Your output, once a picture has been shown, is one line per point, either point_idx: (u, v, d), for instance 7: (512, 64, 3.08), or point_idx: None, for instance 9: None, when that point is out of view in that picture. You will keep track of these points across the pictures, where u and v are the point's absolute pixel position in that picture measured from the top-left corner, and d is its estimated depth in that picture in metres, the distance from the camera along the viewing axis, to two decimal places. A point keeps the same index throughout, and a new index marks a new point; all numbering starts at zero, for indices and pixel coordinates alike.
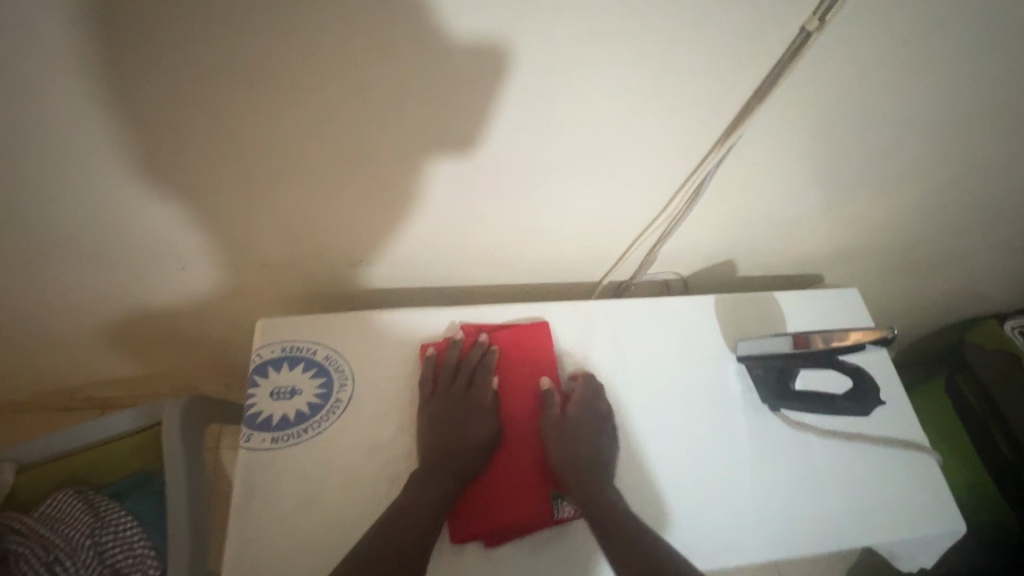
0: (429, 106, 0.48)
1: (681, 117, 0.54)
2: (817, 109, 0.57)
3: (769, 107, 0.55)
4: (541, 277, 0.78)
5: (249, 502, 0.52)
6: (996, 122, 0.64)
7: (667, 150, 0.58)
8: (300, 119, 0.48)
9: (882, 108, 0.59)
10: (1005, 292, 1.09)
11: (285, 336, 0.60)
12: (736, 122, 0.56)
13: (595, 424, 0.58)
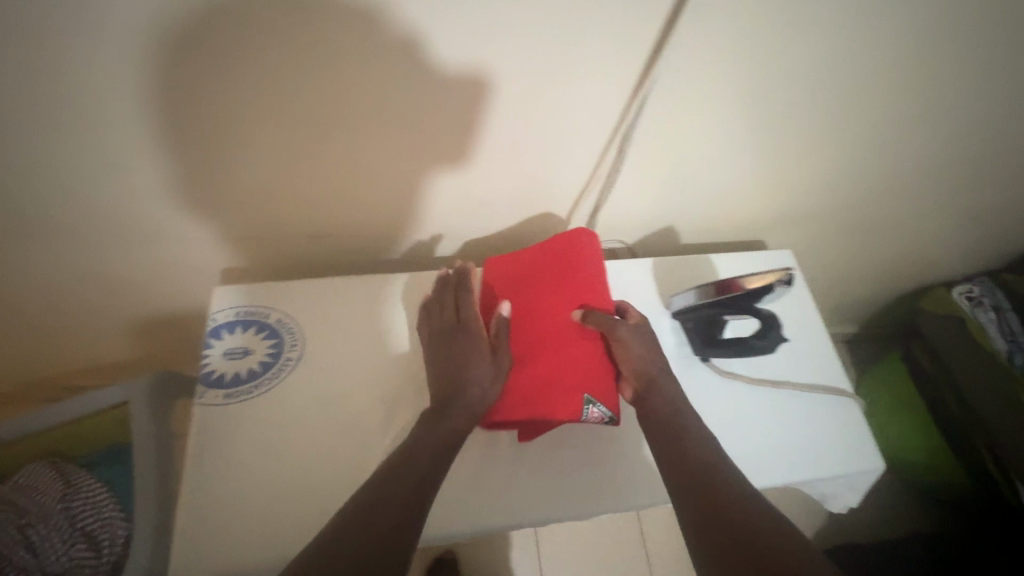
0: (334, 65, 0.49)
1: (598, 86, 0.57)
2: (731, 79, 0.60)
3: (683, 77, 0.58)
4: (491, 246, 0.82)
5: (202, 453, 0.56)
6: (908, 87, 0.67)
7: (587, 121, 0.61)
8: (213, 87, 0.50)
9: (797, 78, 0.62)
10: (953, 259, 1.13)
11: (239, 302, 0.64)
12: (638, 87, 0.58)
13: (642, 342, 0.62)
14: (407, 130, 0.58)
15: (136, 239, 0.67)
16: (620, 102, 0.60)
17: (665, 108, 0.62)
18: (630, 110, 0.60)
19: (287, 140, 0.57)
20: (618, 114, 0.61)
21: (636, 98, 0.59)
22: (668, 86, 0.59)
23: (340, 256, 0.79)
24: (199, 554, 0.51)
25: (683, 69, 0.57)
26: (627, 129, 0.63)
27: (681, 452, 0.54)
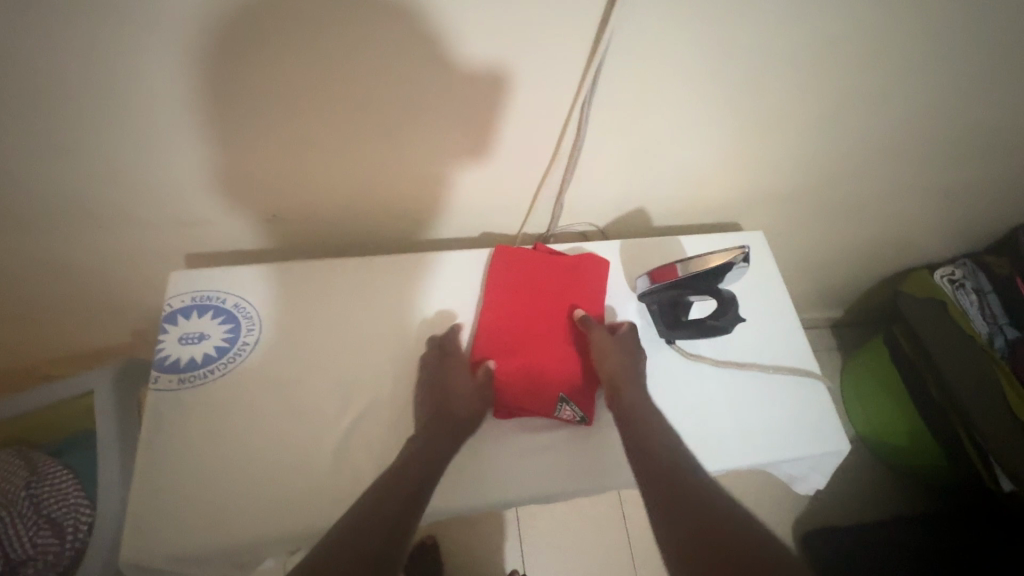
0: (278, 32, 0.50)
1: (549, 57, 0.57)
2: (685, 48, 0.60)
3: (635, 46, 0.58)
4: (459, 228, 0.83)
5: (155, 436, 0.55)
6: (866, 57, 0.67)
7: (543, 93, 0.61)
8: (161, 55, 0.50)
9: (752, 48, 0.62)
10: (931, 240, 1.13)
11: (196, 287, 0.63)
12: (591, 55, 0.57)
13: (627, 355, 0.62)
14: (361, 95, 0.58)
15: (100, 220, 0.68)
16: (574, 74, 0.60)
17: (619, 76, 0.62)
18: (585, 83, 0.60)
19: (241, 110, 0.58)
20: (575, 84, 0.61)
21: (591, 69, 0.59)
22: (620, 52, 0.58)
23: (307, 238, 0.80)
24: (149, 535, 0.51)
25: (635, 36, 0.57)
26: (586, 101, 0.63)
27: (651, 452, 0.53)
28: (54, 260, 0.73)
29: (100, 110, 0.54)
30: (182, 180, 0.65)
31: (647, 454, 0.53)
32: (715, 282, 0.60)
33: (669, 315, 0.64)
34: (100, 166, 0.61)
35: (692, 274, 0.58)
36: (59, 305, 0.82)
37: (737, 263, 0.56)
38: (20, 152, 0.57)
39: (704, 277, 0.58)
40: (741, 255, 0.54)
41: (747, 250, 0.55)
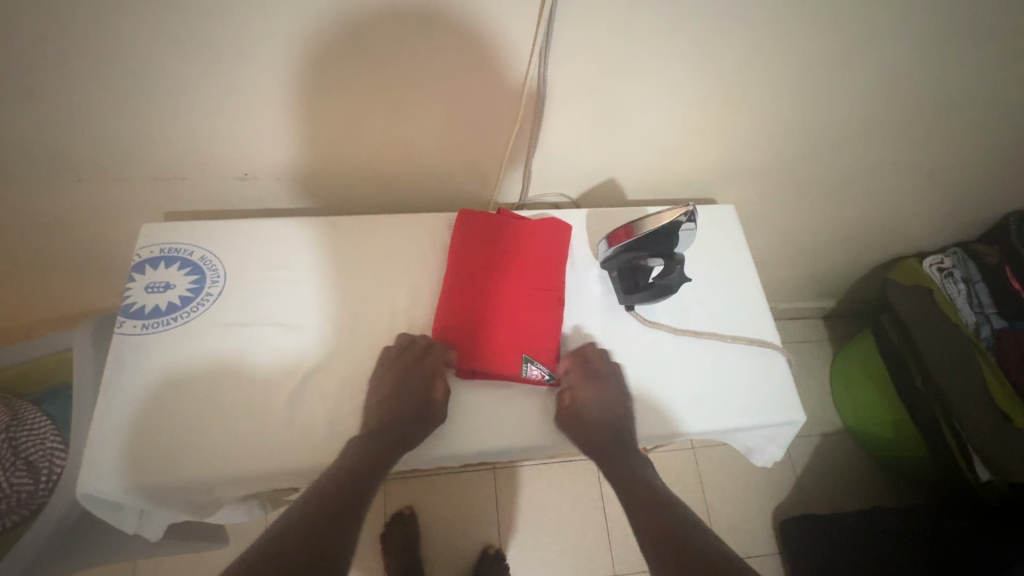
0: None
1: (505, 17, 0.57)
2: (647, 15, 0.60)
3: (595, 13, 0.58)
4: (432, 195, 0.84)
5: (117, 377, 0.58)
6: (837, 30, 0.66)
7: (499, 47, 0.61)
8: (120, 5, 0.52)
9: (718, 18, 0.62)
10: (920, 226, 1.12)
11: (165, 239, 0.66)
12: (542, 6, 0.57)
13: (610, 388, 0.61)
14: (312, 45, 0.59)
15: (74, 168, 0.70)
16: (527, 23, 0.59)
17: (576, 36, 0.61)
18: (538, 35, 0.60)
19: (207, 65, 0.59)
20: (530, 36, 0.60)
21: (543, 18, 0.58)
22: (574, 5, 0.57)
23: (282, 202, 0.81)
24: (104, 470, 0.53)
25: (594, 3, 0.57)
26: (541, 56, 0.62)
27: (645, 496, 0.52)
28: (35, 212, 0.76)
29: (59, 56, 0.56)
30: (154, 133, 0.67)
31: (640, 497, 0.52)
32: (665, 243, 0.62)
33: (628, 278, 0.65)
34: (71, 114, 0.63)
35: (646, 234, 0.60)
36: (39, 257, 0.85)
37: (685, 222, 0.58)
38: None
39: (654, 235, 0.60)
40: (689, 210, 0.56)
41: (695, 207, 0.57)
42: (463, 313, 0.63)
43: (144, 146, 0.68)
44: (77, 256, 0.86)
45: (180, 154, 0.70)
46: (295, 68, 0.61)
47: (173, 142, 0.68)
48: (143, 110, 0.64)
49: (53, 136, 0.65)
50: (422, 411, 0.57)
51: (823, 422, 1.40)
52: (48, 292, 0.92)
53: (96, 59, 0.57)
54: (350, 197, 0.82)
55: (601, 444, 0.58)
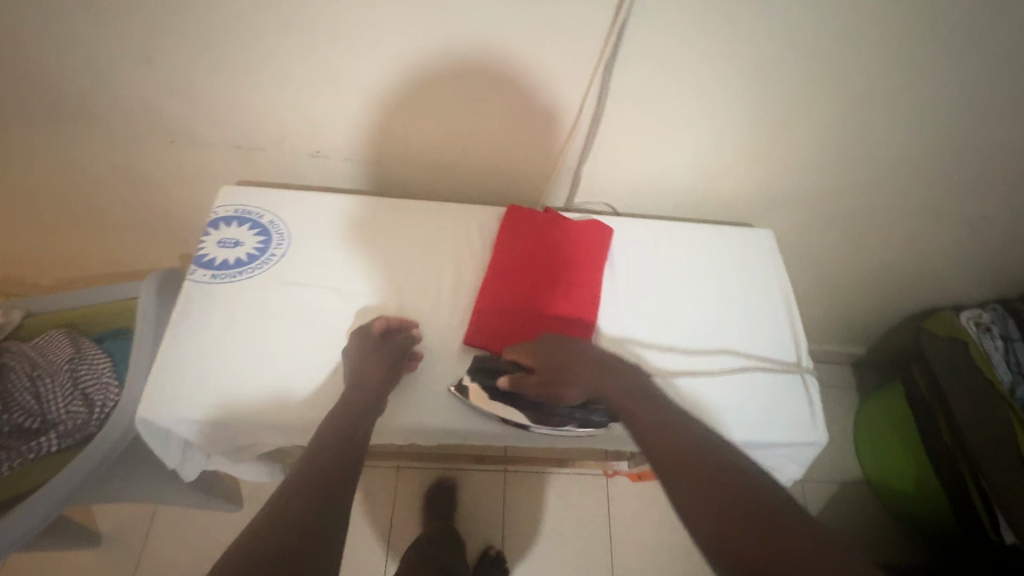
0: None
1: (573, 27, 0.62)
2: (706, 38, 0.64)
3: (657, 31, 0.63)
4: (482, 193, 0.88)
5: (184, 318, 0.63)
6: (890, 70, 0.69)
7: (565, 55, 0.66)
8: None
9: (772, 47, 0.65)
10: (961, 278, 1.11)
11: (240, 202, 0.71)
12: (614, 18, 0.61)
13: (566, 353, 0.59)
14: (401, 40, 0.64)
15: (167, 130, 0.77)
16: (598, 35, 0.63)
17: (642, 51, 0.65)
18: (606, 47, 0.64)
19: (299, 45, 0.65)
20: (599, 45, 0.64)
21: (612, 32, 0.63)
22: (645, 21, 0.62)
23: (343, 183, 0.86)
24: (164, 400, 0.58)
25: (659, 19, 0.61)
26: (606, 67, 0.66)
27: (676, 446, 0.44)
28: (125, 167, 0.83)
29: (175, 24, 0.63)
30: (240, 103, 0.73)
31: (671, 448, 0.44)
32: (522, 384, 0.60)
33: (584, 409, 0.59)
34: (174, 80, 0.70)
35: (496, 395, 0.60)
36: (121, 211, 0.93)
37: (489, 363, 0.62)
38: (109, 56, 0.67)
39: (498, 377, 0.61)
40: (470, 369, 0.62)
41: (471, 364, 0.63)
42: (509, 301, 0.67)
43: (231, 116, 0.75)
44: (153, 213, 0.93)
45: (260, 127, 0.76)
46: (373, 52, 0.66)
47: (258, 116, 0.75)
48: (235, 81, 0.70)
49: (157, 98, 0.72)
50: (384, 378, 0.59)
51: (842, 470, 1.37)
52: (122, 242, 1.00)
53: (204, 29, 0.63)
54: (408, 187, 0.87)
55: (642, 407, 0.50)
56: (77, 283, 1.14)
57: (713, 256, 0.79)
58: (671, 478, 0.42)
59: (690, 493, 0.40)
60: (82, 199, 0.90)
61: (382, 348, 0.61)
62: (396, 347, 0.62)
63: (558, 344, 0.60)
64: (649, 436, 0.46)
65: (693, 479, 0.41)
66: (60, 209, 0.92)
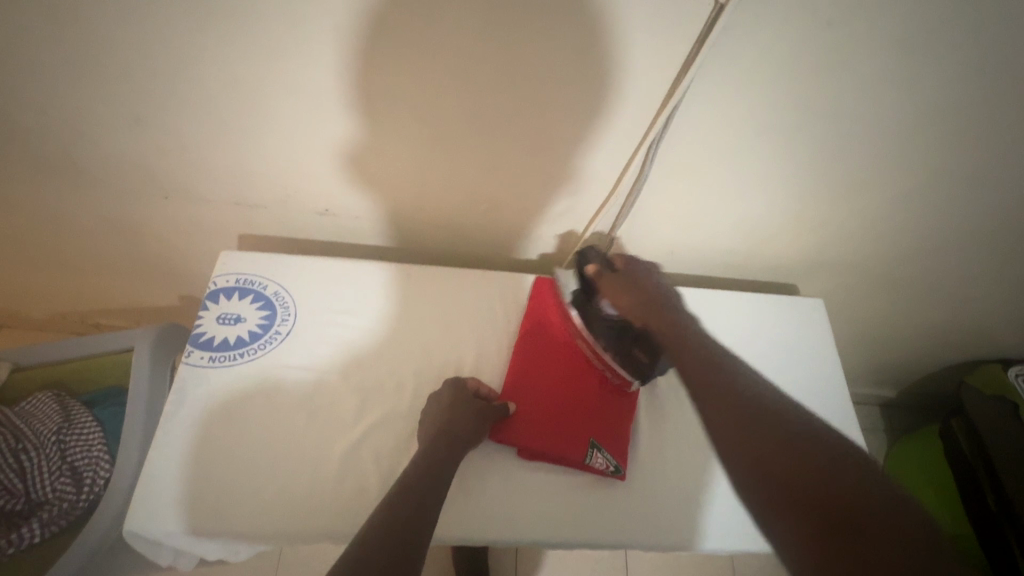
0: (348, 40, 0.52)
1: (607, 96, 0.56)
2: (755, 108, 0.58)
3: (701, 101, 0.57)
4: (503, 251, 0.82)
5: (178, 409, 0.58)
6: (955, 144, 0.62)
7: (602, 122, 0.60)
8: (237, 48, 0.53)
9: (827, 118, 0.59)
10: (1009, 335, 1.04)
11: (241, 269, 0.66)
12: (669, 95, 0.56)
13: (644, 271, 0.54)
14: (431, 111, 0.59)
15: (164, 186, 0.72)
16: (636, 103, 0.57)
17: (689, 122, 0.59)
18: (655, 127, 0.58)
19: (307, 109, 0.60)
20: (646, 122, 0.59)
21: (666, 110, 0.57)
22: (698, 95, 0.56)
23: (355, 239, 0.80)
24: (155, 509, 0.52)
25: (706, 90, 0.56)
26: (655, 138, 0.60)
27: (731, 393, 0.38)
28: (120, 218, 0.79)
29: (173, 88, 0.58)
30: (243, 162, 0.67)
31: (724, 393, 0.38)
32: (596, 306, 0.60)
33: (632, 343, 0.60)
34: (171, 139, 0.65)
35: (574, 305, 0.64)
36: (115, 257, 0.88)
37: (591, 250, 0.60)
38: (111, 116, 0.62)
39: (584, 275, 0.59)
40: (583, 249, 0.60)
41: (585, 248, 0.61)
42: (540, 391, 0.62)
43: (233, 175, 0.69)
44: (150, 260, 0.88)
45: (265, 185, 0.71)
46: (390, 118, 0.60)
47: (267, 177, 0.69)
48: (239, 142, 0.65)
49: (160, 156, 0.67)
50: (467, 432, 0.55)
51: None
52: (117, 285, 0.96)
53: (204, 92, 0.58)
54: (425, 244, 0.81)
55: (690, 343, 0.44)
56: (75, 323, 1.09)
57: (754, 328, 0.75)
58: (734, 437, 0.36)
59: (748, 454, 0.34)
60: (76, 245, 0.85)
61: (484, 407, 0.58)
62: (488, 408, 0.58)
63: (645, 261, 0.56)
64: (695, 375, 0.41)
65: (741, 426, 0.36)
66: (52, 253, 0.87)
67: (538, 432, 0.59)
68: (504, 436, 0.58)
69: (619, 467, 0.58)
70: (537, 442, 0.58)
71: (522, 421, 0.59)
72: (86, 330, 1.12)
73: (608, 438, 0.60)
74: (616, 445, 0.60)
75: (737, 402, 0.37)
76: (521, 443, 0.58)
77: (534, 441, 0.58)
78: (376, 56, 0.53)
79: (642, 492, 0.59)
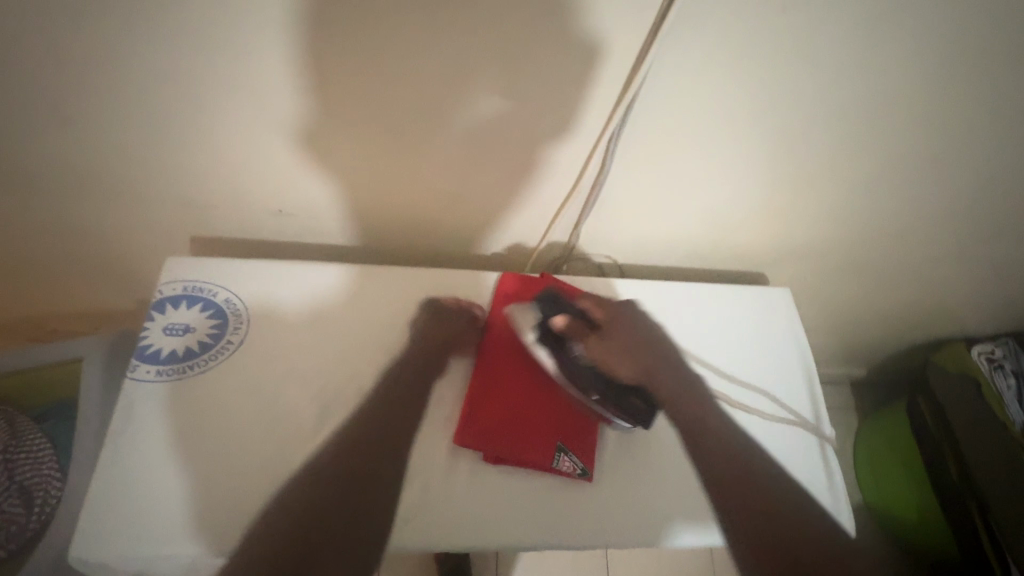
0: (285, 32, 0.49)
1: (562, 89, 0.55)
2: (714, 98, 0.56)
3: (660, 92, 0.55)
4: (468, 248, 0.80)
5: (123, 427, 0.55)
6: (913, 130, 0.62)
7: (560, 115, 0.58)
8: (166, 42, 0.50)
9: (786, 108, 0.58)
10: (971, 313, 1.06)
11: (189, 276, 0.64)
12: (627, 87, 0.54)
13: (633, 332, 0.66)
14: (383, 106, 0.57)
15: (101, 189, 0.68)
16: (592, 96, 0.56)
17: (649, 113, 0.58)
18: (614, 118, 0.57)
19: (247, 106, 0.56)
20: (606, 115, 0.58)
21: (623, 104, 0.55)
22: (656, 88, 0.55)
23: (313, 239, 0.77)
24: (101, 531, 0.50)
25: (665, 81, 0.54)
26: (614, 131, 0.59)
27: (733, 476, 0.57)
28: (57, 222, 0.74)
29: (102, 85, 0.54)
30: (185, 161, 0.64)
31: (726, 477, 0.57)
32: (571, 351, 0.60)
33: (625, 390, 0.60)
34: (105, 139, 0.61)
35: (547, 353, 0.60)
36: (57, 263, 0.83)
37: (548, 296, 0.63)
38: (36, 116, 0.58)
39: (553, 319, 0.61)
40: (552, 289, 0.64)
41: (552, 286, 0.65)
42: (514, 388, 0.61)
43: (177, 176, 0.66)
44: (95, 265, 0.84)
45: (212, 186, 0.67)
46: (339, 114, 0.57)
47: (215, 176, 0.66)
48: (180, 141, 0.61)
49: (97, 157, 0.63)
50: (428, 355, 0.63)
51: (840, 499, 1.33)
52: (60, 293, 0.90)
53: (135, 89, 0.55)
54: (388, 243, 0.78)
55: (698, 432, 0.62)
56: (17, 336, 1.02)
57: (724, 317, 0.74)
58: (722, 493, 0.56)
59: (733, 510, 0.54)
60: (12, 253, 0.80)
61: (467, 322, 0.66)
62: (454, 331, 0.65)
63: (627, 318, 0.67)
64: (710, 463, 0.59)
65: (745, 506, 0.54)
66: None
67: (504, 437, 0.58)
68: (469, 440, 0.57)
69: (586, 468, 0.58)
70: (503, 446, 0.57)
71: (487, 425, 0.58)
72: (33, 342, 1.06)
73: (576, 438, 0.59)
74: (584, 445, 0.59)
75: (740, 481, 0.57)
76: (487, 448, 0.57)
77: (500, 446, 0.57)
78: (317, 50, 0.50)
79: (610, 492, 0.58)
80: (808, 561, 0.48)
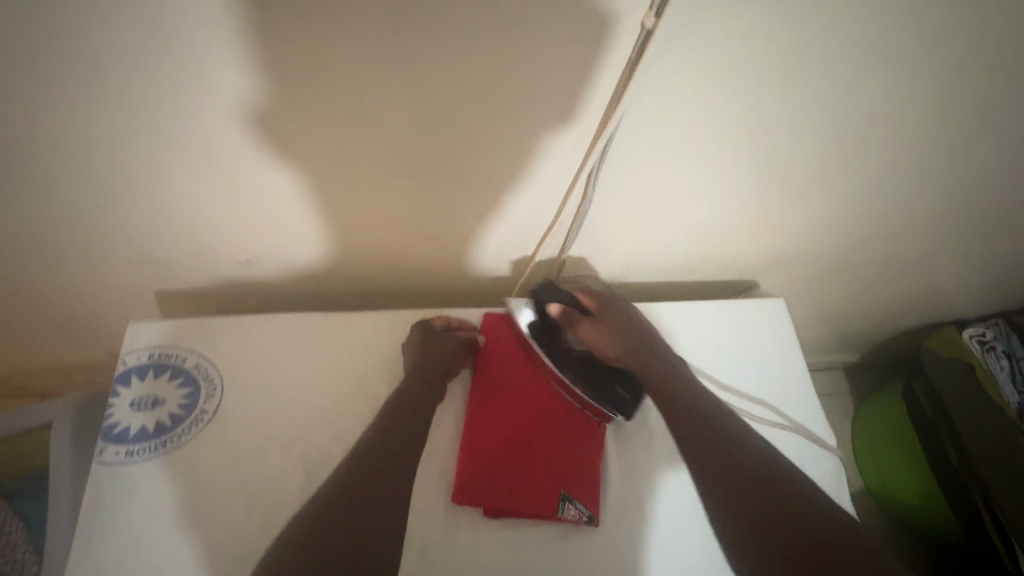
0: (230, 78, 0.47)
1: (530, 118, 0.53)
2: (685, 118, 0.55)
3: (633, 119, 0.54)
4: (449, 283, 0.77)
5: (97, 511, 0.52)
6: (892, 132, 0.61)
7: (534, 149, 0.56)
8: (106, 100, 0.48)
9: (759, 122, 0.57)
10: (960, 298, 1.06)
11: (155, 344, 0.61)
12: (603, 126, 0.53)
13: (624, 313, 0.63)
14: (353, 147, 0.54)
15: (55, 253, 0.65)
16: (561, 122, 0.54)
17: (623, 138, 0.56)
18: (592, 155, 0.55)
19: (200, 156, 0.54)
20: (584, 152, 0.57)
21: (601, 145, 0.54)
22: (631, 120, 0.54)
23: (287, 285, 0.74)
24: None
25: (639, 114, 0.54)
26: (593, 167, 0.57)
27: (723, 450, 0.48)
28: (14, 289, 0.71)
29: (43, 148, 0.52)
30: (141, 219, 0.61)
31: (714, 446, 0.49)
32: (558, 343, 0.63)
33: (610, 378, 0.61)
34: (54, 202, 0.58)
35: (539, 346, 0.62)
36: (18, 331, 0.80)
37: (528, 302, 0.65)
38: None
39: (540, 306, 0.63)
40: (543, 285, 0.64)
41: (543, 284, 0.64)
42: (511, 436, 0.59)
43: (134, 235, 0.63)
44: (59, 329, 0.80)
45: (173, 241, 0.64)
46: (298, 158, 0.55)
47: (174, 229, 0.63)
48: (132, 199, 0.59)
49: (47, 219, 0.60)
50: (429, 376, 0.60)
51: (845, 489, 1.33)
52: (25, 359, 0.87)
53: (78, 149, 0.53)
54: (365, 283, 0.75)
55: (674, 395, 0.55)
56: None
57: (721, 333, 0.73)
58: (699, 458, 0.49)
59: (710, 472, 0.47)
60: None
61: (458, 340, 0.64)
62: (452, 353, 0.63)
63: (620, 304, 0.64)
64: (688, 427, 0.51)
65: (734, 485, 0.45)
66: None
67: (504, 489, 0.56)
68: (469, 496, 0.55)
69: (592, 513, 0.56)
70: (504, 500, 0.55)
71: (485, 479, 0.56)
72: None
73: (579, 483, 0.57)
74: (589, 490, 0.57)
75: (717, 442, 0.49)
76: (487, 503, 0.55)
77: (501, 501, 0.55)
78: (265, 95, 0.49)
79: (617, 534, 0.56)
80: (797, 529, 0.42)
